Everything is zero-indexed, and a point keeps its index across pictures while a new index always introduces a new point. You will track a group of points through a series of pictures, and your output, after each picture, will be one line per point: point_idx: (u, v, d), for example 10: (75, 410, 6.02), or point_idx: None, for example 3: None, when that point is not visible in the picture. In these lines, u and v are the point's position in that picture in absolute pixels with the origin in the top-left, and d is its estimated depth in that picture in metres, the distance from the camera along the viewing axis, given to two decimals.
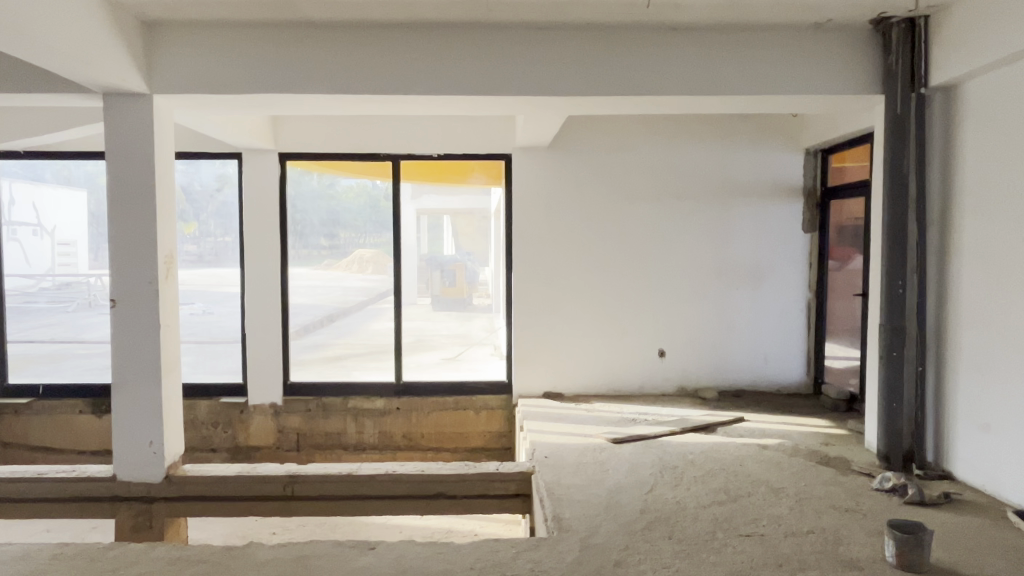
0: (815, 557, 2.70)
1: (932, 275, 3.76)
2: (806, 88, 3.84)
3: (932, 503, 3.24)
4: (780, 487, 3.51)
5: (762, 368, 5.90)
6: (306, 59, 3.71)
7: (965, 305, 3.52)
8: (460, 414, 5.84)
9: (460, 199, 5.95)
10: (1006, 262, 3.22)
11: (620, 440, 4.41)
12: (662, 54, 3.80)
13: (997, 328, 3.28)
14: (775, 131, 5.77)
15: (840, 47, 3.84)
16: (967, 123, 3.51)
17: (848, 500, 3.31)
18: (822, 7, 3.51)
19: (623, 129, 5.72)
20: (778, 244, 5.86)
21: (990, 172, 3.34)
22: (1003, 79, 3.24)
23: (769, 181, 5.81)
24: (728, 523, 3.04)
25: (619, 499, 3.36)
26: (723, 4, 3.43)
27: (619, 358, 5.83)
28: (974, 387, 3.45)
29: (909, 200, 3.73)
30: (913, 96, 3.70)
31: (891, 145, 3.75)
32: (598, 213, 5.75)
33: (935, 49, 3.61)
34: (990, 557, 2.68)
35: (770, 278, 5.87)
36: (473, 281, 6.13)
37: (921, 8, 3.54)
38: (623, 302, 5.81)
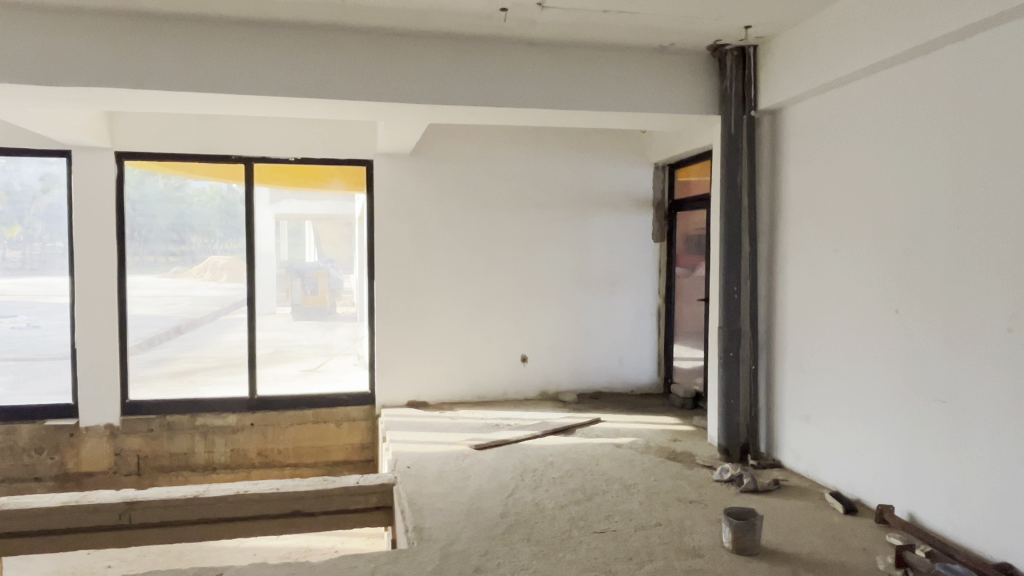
0: (661, 547, 2.86)
1: (762, 281, 4.12)
2: (655, 106, 4.10)
3: (764, 490, 3.54)
4: (632, 484, 3.69)
5: (618, 370, 6.20)
6: (146, 52, 3.45)
7: (790, 308, 3.90)
8: (320, 428, 5.65)
9: (321, 205, 5.71)
10: (822, 270, 3.61)
11: (482, 446, 4.45)
12: (519, 68, 3.90)
13: (816, 329, 3.65)
14: (626, 145, 6.10)
15: (682, 70, 4.13)
16: (790, 144, 3.89)
17: (691, 492, 3.54)
18: (665, 32, 3.77)
19: (485, 138, 5.81)
20: (631, 252, 6.19)
21: (809, 188, 3.72)
22: (819, 105, 3.63)
23: (621, 192, 6.13)
24: (583, 522, 3.16)
25: (480, 505, 3.39)
26: (578, 23, 3.60)
27: (482, 365, 5.89)
28: (798, 383, 3.82)
29: (742, 213, 4.08)
30: (744, 118, 4.06)
31: (727, 162, 4.08)
32: (461, 220, 5.79)
33: (762, 76, 3.98)
34: (810, 536, 2.97)
35: (624, 284, 6.18)
36: (337, 289, 5.85)
37: (750, 38, 3.89)
38: (486, 309, 5.88)
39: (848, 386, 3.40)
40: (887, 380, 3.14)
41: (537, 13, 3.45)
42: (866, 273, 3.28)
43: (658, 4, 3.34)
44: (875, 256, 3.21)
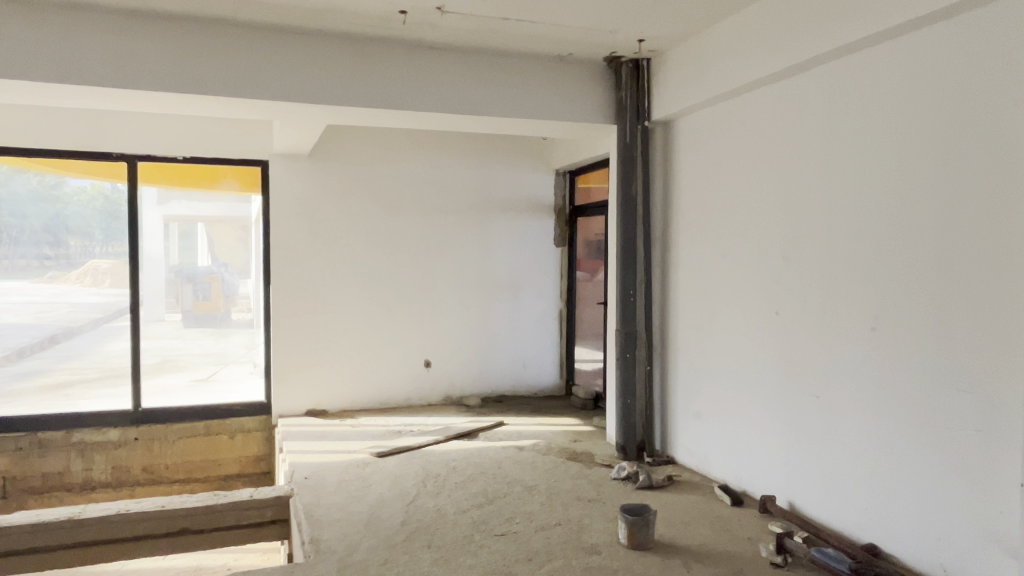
0: (560, 547, 2.91)
1: (656, 285, 4.29)
2: (555, 114, 4.19)
3: (659, 486, 3.68)
4: (533, 485, 3.74)
5: (521, 373, 6.26)
6: (12, 39, 3.18)
7: (682, 311, 4.08)
8: (212, 440, 5.39)
9: (214, 207, 5.45)
10: (711, 273, 3.79)
11: (383, 453, 4.38)
12: (420, 72, 3.89)
13: (706, 330, 3.84)
14: (528, 151, 6.19)
15: (580, 79, 4.24)
16: (681, 154, 4.08)
17: (590, 491, 3.63)
18: (563, 42, 3.86)
19: (386, 141, 5.74)
20: (533, 256, 6.28)
21: (698, 196, 3.91)
22: (707, 118, 3.83)
23: (523, 197, 6.21)
24: (484, 525, 3.17)
25: (380, 513, 3.33)
26: (477, 29, 3.62)
27: (384, 371, 5.80)
28: (690, 383, 4.00)
29: (638, 219, 4.23)
30: (639, 128, 4.21)
31: (623, 170, 4.21)
32: (362, 224, 5.68)
33: (655, 88, 4.15)
34: (700, 528, 3.12)
35: (527, 288, 6.26)
36: (232, 294, 5.58)
37: (644, 51, 4.05)
38: (389, 314, 5.80)
39: (735, 384, 3.59)
40: (769, 378, 3.33)
41: (437, 17, 3.45)
42: (750, 278, 3.47)
43: (555, 15, 3.42)
44: (757, 261, 3.41)
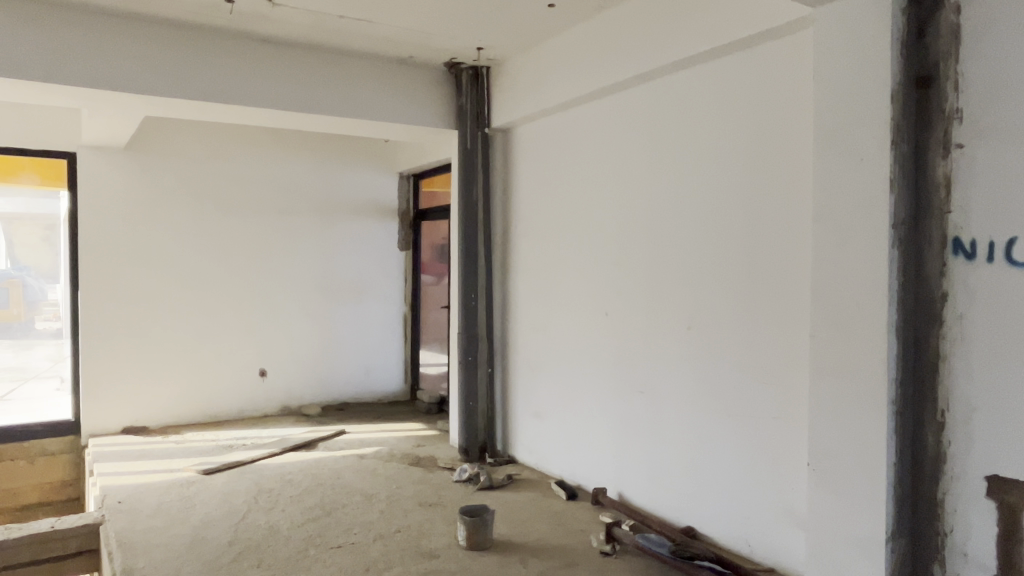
0: (398, 555, 2.88)
1: (497, 288, 4.38)
2: (395, 117, 4.16)
3: (499, 485, 3.75)
4: (373, 493, 3.67)
5: (364, 380, 6.12)
6: None
7: (521, 313, 4.19)
8: (5, 467, 4.75)
9: (13, 203, 4.80)
10: (547, 277, 3.93)
11: (211, 470, 4.10)
12: (250, 65, 3.69)
13: (543, 331, 3.98)
14: (371, 153, 6.07)
15: (421, 83, 4.24)
16: (520, 161, 4.20)
17: (432, 495, 3.62)
18: (402, 44, 3.84)
19: (217, 137, 5.38)
20: (376, 260, 6.16)
21: (535, 202, 4.04)
22: (544, 127, 3.97)
23: (366, 200, 6.09)
24: (320, 538, 3.07)
25: (206, 535, 3.12)
26: (312, 24, 3.50)
27: (213, 382, 5.43)
28: (529, 383, 4.13)
29: (479, 224, 4.29)
30: (479, 134, 4.28)
31: (465, 175, 4.26)
32: (189, 224, 5.29)
33: (495, 95, 4.24)
34: (537, 524, 3.22)
35: (369, 292, 6.14)
36: (36, 301, 4.94)
37: (483, 59, 4.12)
38: (220, 321, 5.44)
39: (570, 382, 3.75)
40: (601, 375, 3.51)
41: (268, 9, 3.29)
42: (582, 281, 3.65)
43: (393, 16, 3.39)
44: (589, 265, 3.59)
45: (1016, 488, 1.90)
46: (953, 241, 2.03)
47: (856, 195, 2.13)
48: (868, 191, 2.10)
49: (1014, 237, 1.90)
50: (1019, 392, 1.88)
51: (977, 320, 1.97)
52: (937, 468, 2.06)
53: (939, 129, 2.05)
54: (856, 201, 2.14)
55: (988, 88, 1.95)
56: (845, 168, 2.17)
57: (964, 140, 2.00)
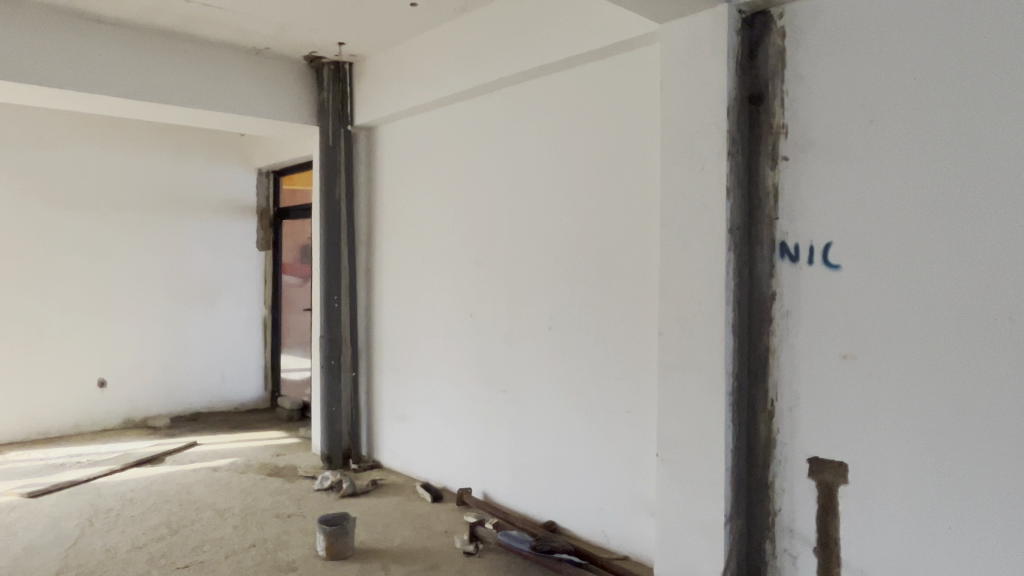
0: (251, 571, 2.74)
1: (361, 290, 4.28)
2: (249, 111, 3.96)
3: (362, 492, 3.67)
4: (226, 508, 3.47)
5: (219, 388, 5.77)
6: None
7: (385, 316, 4.13)
8: None
9: None
10: (412, 278, 3.90)
11: (38, 493, 3.70)
12: (84, 47, 3.37)
13: (408, 333, 3.94)
14: (225, 147, 5.74)
15: (278, 76, 4.07)
16: (384, 159, 4.13)
17: (290, 506, 3.48)
18: (256, 34, 3.66)
19: (45, 123, 4.86)
20: (231, 260, 5.83)
21: (399, 202, 4.00)
22: (407, 127, 3.93)
23: (220, 196, 5.74)
24: (165, 559, 2.85)
25: (29, 565, 2.81)
26: (155, 7, 3.25)
27: (41, 395, 4.90)
28: (393, 386, 4.07)
29: (342, 224, 4.18)
30: (342, 131, 4.17)
31: (327, 173, 4.13)
32: (11, 220, 4.74)
33: (357, 93, 4.15)
34: (400, 529, 3.18)
35: (225, 295, 5.80)
36: None
37: (344, 55, 4.02)
38: (49, 327, 4.93)
39: (435, 384, 3.74)
40: (465, 376, 3.53)
41: None
42: (446, 282, 3.64)
43: (245, 4, 3.22)
44: (453, 266, 3.59)
45: (831, 468, 2.11)
46: (780, 245, 2.22)
47: (697, 202, 2.29)
48: (707, 199, 2.25)
49: (829, 241, 2.10)
50: (833, 382, 2.09)
51: (799, 318, 2.17)
52: (768, 453, 2.25)
53: (768, 143, 2.24)
54: (696, 208, 2.29)
55: (807, 107, 2.15)
56: (687, 175, 2.31)
57: (789, 153, 2.20)
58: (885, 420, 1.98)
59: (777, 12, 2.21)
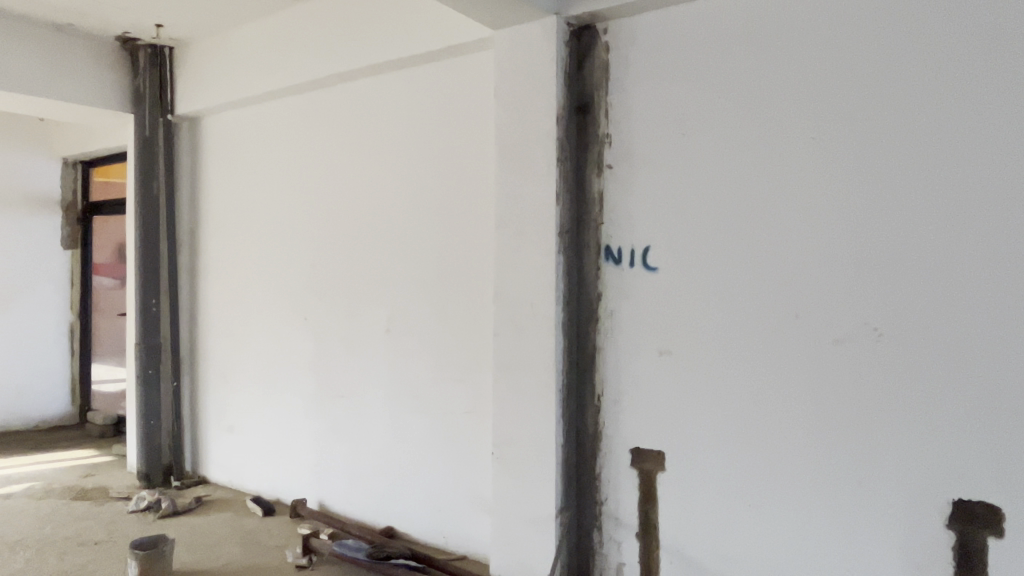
0: None
1: (184, 293, 3.97)
2: (49, 93, 3.54)
3: (184, 511, 3.41)
4: (18, 539, 3.07)
5: (15, 404, 5.11)
6: None
7: (211, 320, 3.85)
8: None
9: None
10: (240, 280, 3.68)
11: None
12: None
13: (237, 338, 3.70)
14: (22, 132, 5.08)
15: (85, 57, 3.67)
16: (209, 153, 3.85)
17: (98, 532, 3.15)
18: (55, 8, 3.28)
19: None
20: (30, 260, 5.18)
21: (226, 199, 3.75)
22: (236, 119, 3.69)
23: (15, 188, 5.07)
24: None
25: None
26: None
27: None
28: (220, 395, 3.82)
29: (160, 222, 3.86)
30: (160, 120, 3.84)
31: (143, 166, 3.79)
32: None
33: (178, 80, 3.84)
34: (226, 547, 2.98)
35: (21, 299, 5.14)
36: None
37: (163, 38, 3.71)
38: None
39: (267, 391, 3.55)
40: (299, 382, 3.38)
41: None
42: (278, 284, 3.47)
43: None
44: (286, 267, 3.43)
45: (651, 457, 2.26)
46: (605, 249, 2.34)
47: (530, 207, 2.35)
48: (538, 203, 2.33)
49: (649, 245, 2.25)
50: (652, 376, 2.24)
51: (622, 317, 2.30)
52: (595, 446, 2.36)
53: (595, 151, 2.36)
54: (529, 212, 2.36)
55: (629, 118, 2.29)
56: (520, 180, 2.38)
57: (613, 162, 2.32)
58: (697, 410, 2.16)
59: (602, 28, 2.33)
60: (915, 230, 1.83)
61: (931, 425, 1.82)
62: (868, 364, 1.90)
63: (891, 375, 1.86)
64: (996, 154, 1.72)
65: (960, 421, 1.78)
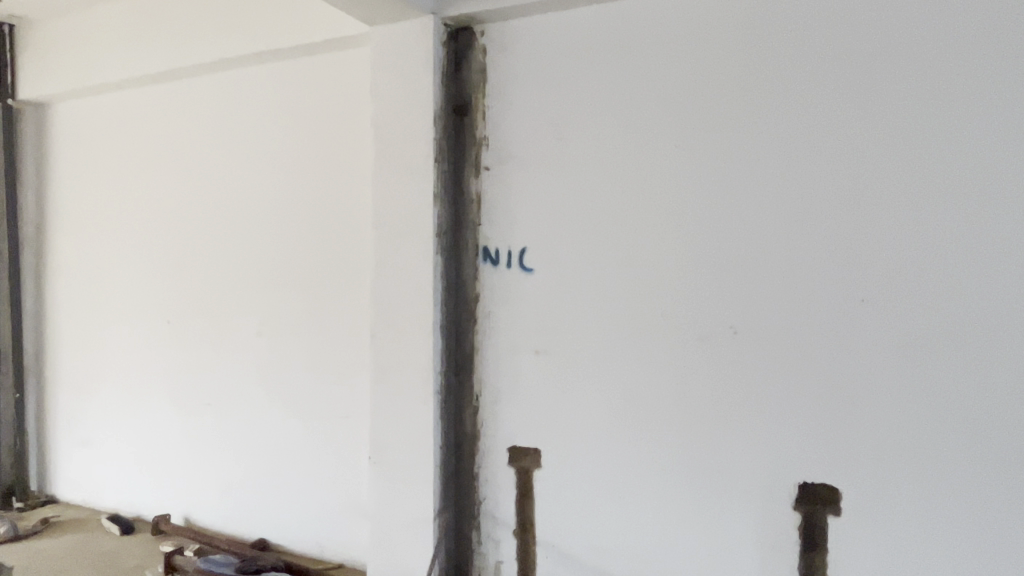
0: None
1: (29, 296, 3.63)
2: None
3: (27, 534, 3.11)
4: None
5: None
6: None
7: (60, 325, 3.54)
8: None
9: None
10: (94, 281, 3.40)
11: None
12: None
13: (91, 344, 3.42)
14: None
15: None
16: (57, 143, 3.54)
17: None
18: None
19: None
20: None
21: (78, 194, 3.46)
22: (88, 107, 3.41)
23: None
24: None
25: None
26: None
27: None
28: (71, 406, 3.51)
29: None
30: None
31: None
32: None
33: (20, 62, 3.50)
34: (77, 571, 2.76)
35: None
36: None
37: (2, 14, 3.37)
38: None
39: (125, 401, 3.30)
40: (162, 390, 3.17)
41: None
42: (138, 286, 3.24)
43: None
44: (146, 267, 3.21)
45: (527, 455, 2.29)
46: (483, 250, 2.36)
47: (407, 208, 2.33)
48: (415, 204, 2.31)
49: (525, 247, 2.29)
50: (528, 376, 2.28)
51: (499, 318, 2.33)
52: (472, 447, 2.37)
53: (473, 152, 2.37)
54: (406, 213, 2.33)
55: (506, 121, 2.32)
56: (397, 181, 2.35)
57: (490, 164, 2.34)
58: (572, 407, 2.21)
59: (479, 30, 2.35)
60: (765, 234, 1.97)
61: (780, 414, 1.96)
62: (726, 359, 2.02)
63: (745, 369, 2.00)
64: (833, 167, 1.89)
65: (804, 410, 1.94)
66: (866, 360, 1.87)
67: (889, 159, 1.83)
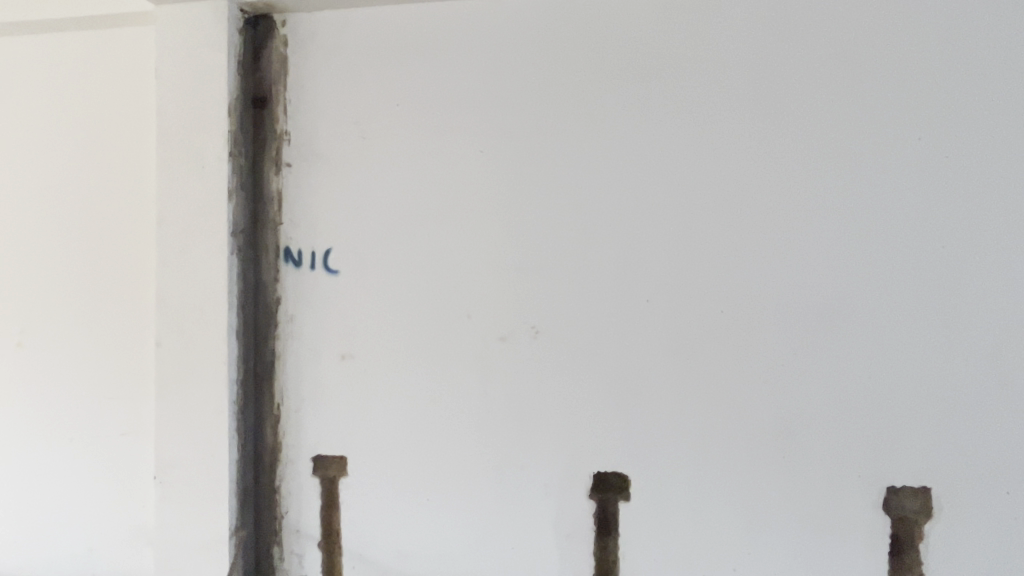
0: None
1: None
2: None
3: None
4: None
5: None
6: None
7: None
8: None
9: None
10: None
11: None
12: None
13: None
14: None
15: None
16: None
17: None
18: None
19: None
20: None
21: None
22: None
23: None
24: None
25: None
26: None
27: None
28: None
29: None
30: None
31: None
32: None
33: None
34: None
35: None
36: None
37: None
38: None
39: None
40: None
41: None
42: None
43: None
44: None
45: (333, 463, 2.22)
46: (285, 250, 2.24)
47: (197, 203, 2.15)
48: (208, 200, 2.14)
49: (329, 248, 2.21)
50: (334, 381, 2.21)
51: (303, 321, 2.22)
52: (273, 458, 2.25)
53: (272, 147, 2.24)
54: (196, 209, 2.15)
55: (309, 117, 2.22)
56: (186, 173, 2.16)
57: (292, 160, 2.24)
58: (379, 411, 2.17)
59: (280, 20, 2.23)
60: (565, 238, 2.07)
61: (579, 408, 2.07)
62: (530, 357, 2.09)
63: (547, 366, 2.09)
64: (624, 175, 2.04)
65: (600, 403, 2.06)
66: (653, 355, 2.03)
67: (671, 171, 2.01)
